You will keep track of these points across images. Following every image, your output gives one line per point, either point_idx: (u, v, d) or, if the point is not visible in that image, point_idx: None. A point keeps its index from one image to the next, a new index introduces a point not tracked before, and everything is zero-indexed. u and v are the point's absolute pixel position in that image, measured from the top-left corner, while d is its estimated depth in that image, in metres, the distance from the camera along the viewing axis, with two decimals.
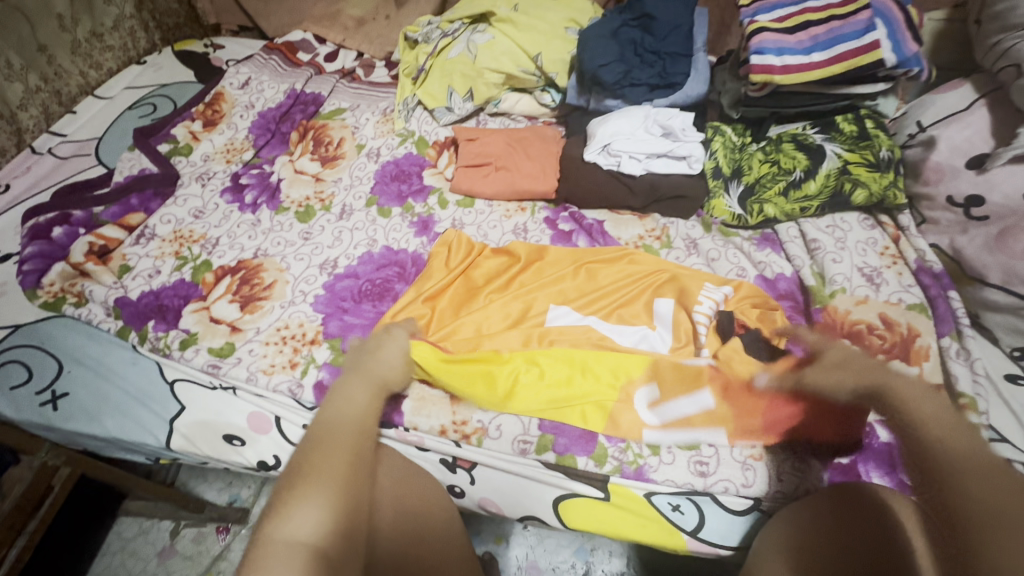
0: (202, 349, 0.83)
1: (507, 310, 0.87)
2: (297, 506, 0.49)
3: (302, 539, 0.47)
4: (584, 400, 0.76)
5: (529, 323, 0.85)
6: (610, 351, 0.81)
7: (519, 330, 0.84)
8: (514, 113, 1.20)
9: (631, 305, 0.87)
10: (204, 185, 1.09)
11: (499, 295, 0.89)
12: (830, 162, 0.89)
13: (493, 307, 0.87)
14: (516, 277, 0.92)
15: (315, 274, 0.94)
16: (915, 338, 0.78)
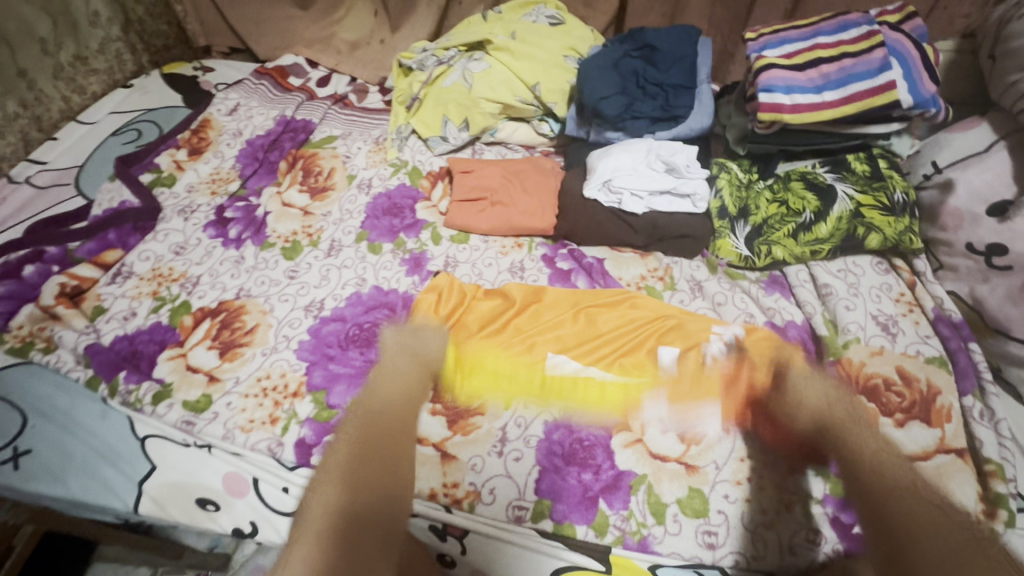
0: (176, 404, 0.78)
1: (509, 362, 0.82)
2: (330, 484, 0.66)
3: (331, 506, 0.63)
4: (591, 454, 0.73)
5: (540, 364, 0.82)
6: (615, 401, 0.78)
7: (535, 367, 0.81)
8: (511, 142, 1.17)
9: (656, 342, 0.83)
10: (187, 219, 1.04)
11: (505, 337, 0.85)
12: (841, 204, 0.85)
13: (495, 353, 0.83)
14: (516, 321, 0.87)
15: (300, 317, 0.89)
16: (935, 397, 0.73)
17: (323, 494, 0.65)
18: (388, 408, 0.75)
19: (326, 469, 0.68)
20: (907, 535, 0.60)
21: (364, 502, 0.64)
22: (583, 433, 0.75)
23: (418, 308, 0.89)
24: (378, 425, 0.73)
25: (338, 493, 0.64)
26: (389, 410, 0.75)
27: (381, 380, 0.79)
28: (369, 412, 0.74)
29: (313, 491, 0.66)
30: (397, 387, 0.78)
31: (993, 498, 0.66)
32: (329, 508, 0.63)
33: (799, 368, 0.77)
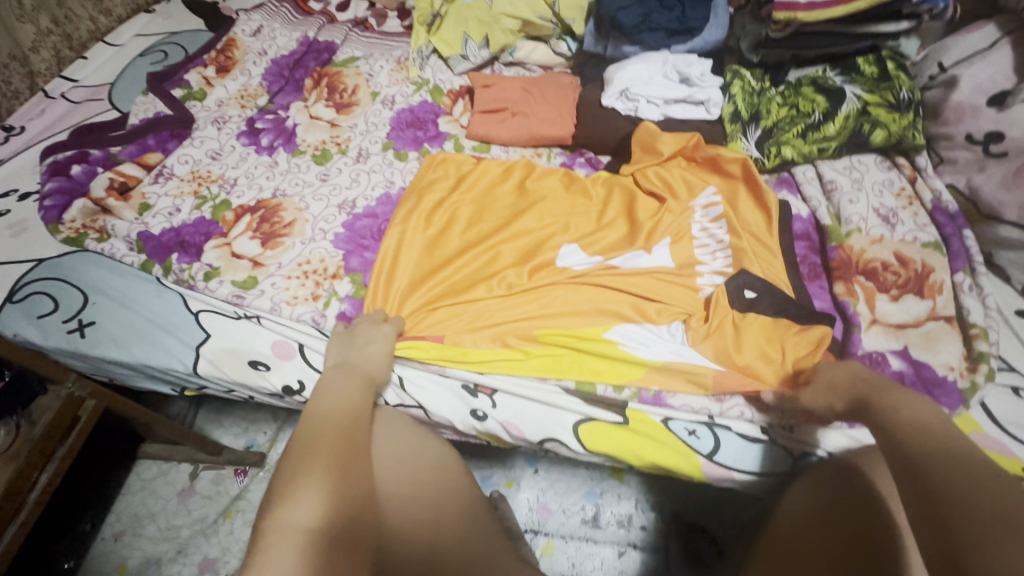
0: (225, 282, 0.85)
1: (502, 271, 0.85)
2: (301, 498, 0.51)
3: (305, 525, 0.50)
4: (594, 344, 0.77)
5: (556, 301, 0.82)
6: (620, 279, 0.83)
7: (471, 290, 0.83)
8: (529, 62, 1.21)
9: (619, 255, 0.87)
10: (220, 128, 1.09)
11: (500, 305, 0.82)
12: (849, 103, 0.89)
13: (459, 320, 0.81)
14: (468, 256, 0.87)
15: (334, 213, 0.95)
16: (929, 274, 0.79)
17: (293, 503, 0.51)
18: (347, 414, 0.62)
19: (299, 458, 0.55)
20: (935, 477, 0.45)
21: (342, 509, 0.53)
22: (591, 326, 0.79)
23: (395, 250, 0.87)
24: (324, 425, 0.60)
25: (323, 500, 0.52)
26: (347, 413, 0.63)
27: (331, 386, 0.67)
28: (319, 430, 0.59)
29: (286, 474, 0.54)
30: (347, 391, 0.66)
31: (976, 356, 0.72)
32: (304, 527, 0.49)
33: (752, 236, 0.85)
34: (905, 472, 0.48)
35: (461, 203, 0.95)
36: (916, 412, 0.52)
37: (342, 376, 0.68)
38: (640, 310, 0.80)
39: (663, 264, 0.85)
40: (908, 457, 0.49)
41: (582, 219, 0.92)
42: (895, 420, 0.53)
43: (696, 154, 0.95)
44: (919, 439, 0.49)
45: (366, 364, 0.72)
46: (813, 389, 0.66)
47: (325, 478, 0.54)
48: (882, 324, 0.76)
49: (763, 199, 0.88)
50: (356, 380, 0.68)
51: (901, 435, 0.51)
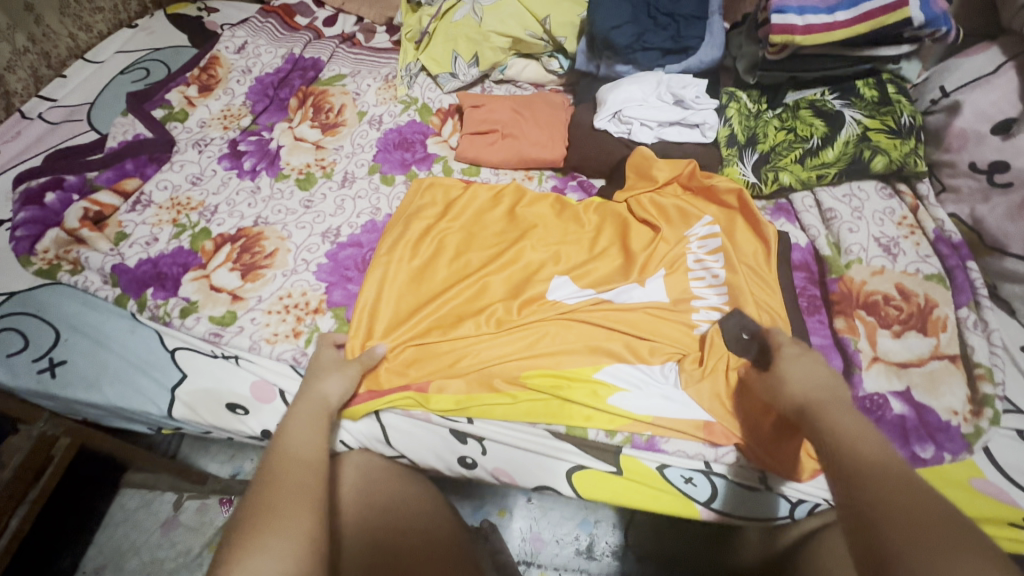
0: (202, 318, 0.82)
1: (490, 306, 0.82)
2: (259, 552, 0.47)
3: None
4: (585, 380, 0.75)
5: (546, 340, 0.79)
6: (614, 315, 0.81)
7: (458, 327, 0.80)
8: (520, 80, 1.18)
9: (614, 286, 0.84)
10: (201, 151, 1.06)
11: (487, 343, 0.79)
12: (849, 128, 0.86)
13: (444, 360, 0.78)
14: (455, 290, 0.84)
15: (318, 242, 0.92)
16: (932, 309, 0.76)
17: (248, 559, 0.47)
18: (309, 457, 0.59)
19: (258, 508, 0.51)
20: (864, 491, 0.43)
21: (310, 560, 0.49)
22: (584, 368, 0.76)
23: (379, 285, 0.84)
24: (285, 467, 0.56)
25: (287, 555, 0.48)
26: (310, 456, 0.59)
27: (291, 424, 0.63)
28: (274, 479, 0.55)
29: (238, 528, 0.50)
30: (305, 434, 0.62)
31: (981, 398, 0.70)
32: None
33: (748, 266, 0.83)
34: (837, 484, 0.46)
35: (449, 230, 0.92)
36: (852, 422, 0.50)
37: (301, 412, 0.65)
38: (632, 348, 0.78)
39: (657, 299, 0.83)
40: (840, 466, 0.47)
41: (575, 248, 0.89)
42: (830, 425, 0.51)
43: (692, 184, 0.93)
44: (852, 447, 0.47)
45: (328, 399, 0.69)
46: (770, 384, 0.64)
47: (288, 537, 0.49)
48: (884, 362, 0.73)
49: (762, 232, 0.85)
50: (312, 418, 0.64)
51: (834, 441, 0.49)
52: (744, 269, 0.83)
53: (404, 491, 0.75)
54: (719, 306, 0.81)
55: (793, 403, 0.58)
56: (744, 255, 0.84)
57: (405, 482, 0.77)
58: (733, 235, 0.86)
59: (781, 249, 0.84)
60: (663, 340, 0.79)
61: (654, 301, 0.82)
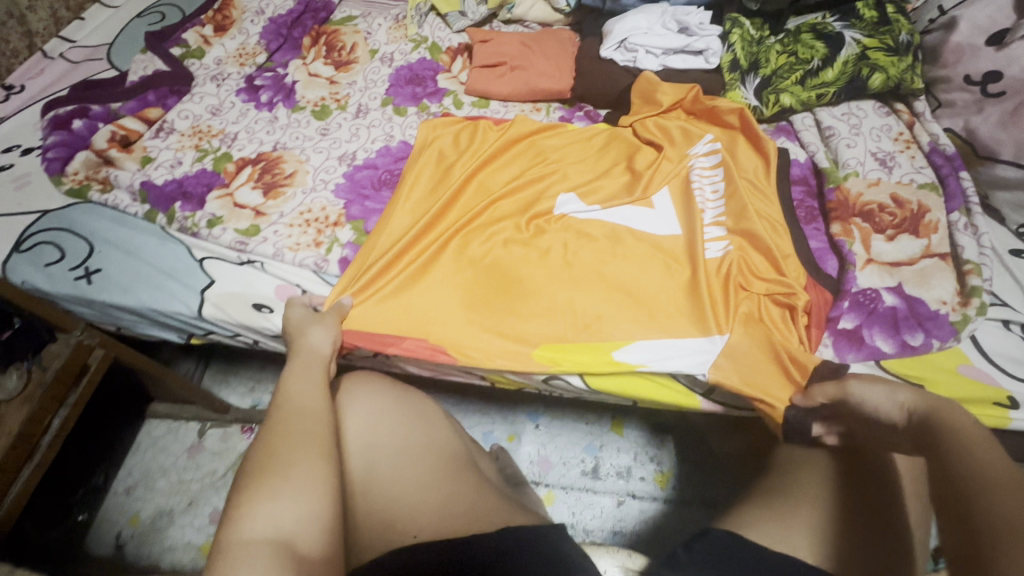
0: (228, 229, 0.86)
1: (498, 226, 0.86)
2: (266, 500, 0.52)
3: (263, 535, 0.49)
4: (582, 289, 0.79)
5: (552, 257, 0.82)
6: (622, 230, 0.84)
7: (467, 265, 0.82)
8: (527, 20, 1.20)
9: (616, 203, 0.88)
10: (219, 85, 1.09)
11: (496, 260, 0.82)
12: (848, 48, 0.89)
13: (455, 276, 0.81)
14: (466, 222, 0.86)
15: (335, 165, 0.96)
16: (925, 214, 0.80)
17: (257, 505, 0.51)
18: (311, 405, 0.61)
19: (260, 458, 0.55)
20: (984, 510, 0.44)
21: (312, 505, 0.53)
22: (591, 277, 0.80)
23: (398, 206, 0.88)
24: (284, 414, 0.60)
25: (293, 503, 0.52)
26: (308, 404, 0.61)
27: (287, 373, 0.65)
28: (276, 431, 0.57)
29: (246, 477, 0.54)
30: (310, 386, 0.64)
31: (969, 291, 0.73)
32: (267, 534, 0.50)
33: (746, 178, 0.87)
34: (949, 502, 0.47)
35: (460, 167, 0.94)
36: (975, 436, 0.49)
37: (299, 364, 0.67)
38: (636, 254, 0.82)
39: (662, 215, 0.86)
40: (951, 484, 0.47)
41: (580, 169, 0.93)
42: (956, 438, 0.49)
43: (695, 109, 0.96)
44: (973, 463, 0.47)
45: (317, 347, 0.70)
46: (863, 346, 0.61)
47: (290, 487, 0.53)
48: (877, 263, 0.77)
49: (763, 149, 0.88)
50: (309, 371, 0.66)
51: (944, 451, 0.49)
52: (746, 183, 0.86)
53: (415, 407, 0.78)
54: (720, 216, 0.84)
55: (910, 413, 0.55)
56: (744, 168, 0.88)
57: (416, 399, 0.80)
58: (737, 153, 0.90)
59: (780, 164, 0.88)
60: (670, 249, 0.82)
61: (658, 217, 0.86)
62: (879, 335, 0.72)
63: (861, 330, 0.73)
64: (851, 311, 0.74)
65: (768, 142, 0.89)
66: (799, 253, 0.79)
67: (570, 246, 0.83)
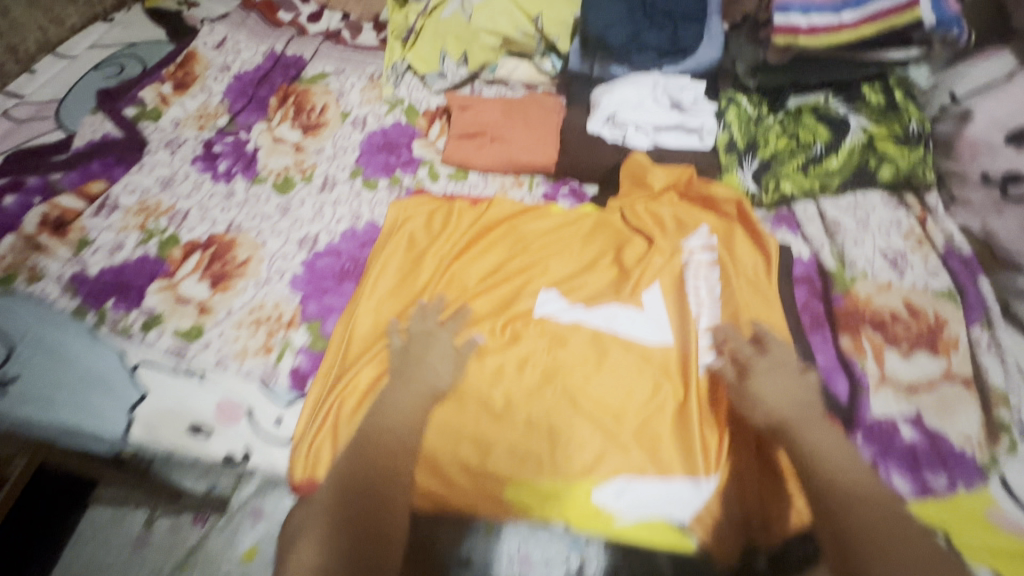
0: (166, 332, 0.77)
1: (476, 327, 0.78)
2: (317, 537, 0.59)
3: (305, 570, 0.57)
4: (557, 412, 0.70)
5: (530, 372, 0.73)
6: (609, 339, 0.76)
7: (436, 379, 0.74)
8: (512, 81, 1.11)
9: (601, 303, 0.80)
10: (173, 152, 1.00)
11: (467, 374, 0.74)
12: (853, 136, 0.83)
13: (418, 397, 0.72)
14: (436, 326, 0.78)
15: (293, 250, 0.87)
16: (943, 328, 0.72)
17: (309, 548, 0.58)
18: (393, 444, 0.65)
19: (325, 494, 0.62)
20: (849, 525, 0.57)
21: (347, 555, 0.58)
22: (571, 396, 0.71)
23: (362, 303, 0.79)
24: (378, 446, 0.64)
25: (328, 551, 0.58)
26: (386, 442, 0.65)
27: (391, 391, 0.69)
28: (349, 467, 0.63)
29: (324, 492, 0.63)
30: (396, 422, 0.67)
31: (996, 424, 0.66)
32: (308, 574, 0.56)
33: (745, 278, 0.79)
34: (820, 510, 0.60)
35: (431, 257, 0.86)
36: (830, 442, 0.64)
37: (406, 391, 0.69)
38: (623, 368, 0.73)
39: (653, 321, 0.78)
40: (819, 496, 0.60)
41: (564, 261, 0.85)
42: (808, 447, 0.63)
43: (690, 190, 0.88)
44: (825, 467, 0.61)
45: (434, 382, 0.71)
46: (741, 393, 0.69)
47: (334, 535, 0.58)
48: (892, 384, 0.69)
49: (763, 245, 0.81)
50: (410, 403, 0.68)
51: (816, 474, 0.61)
52: (743, 286, 0.78)
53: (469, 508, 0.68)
54: (712, 323, 0.76)
55: (766, 424, 0.67)
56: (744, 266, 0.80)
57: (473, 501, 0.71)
58: (736, 248, 0.82)
59: (782, 263, 0.80)
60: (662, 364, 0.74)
61: (649, 324, 0.78)
62: (897, 472, 0.64)
63: (878, 466, 0.64)
64: (865, 442, 0.66)
65: (769, 240, 0.81)
66: (805, 371, 0.71)
67: (553, 357, 0.75)
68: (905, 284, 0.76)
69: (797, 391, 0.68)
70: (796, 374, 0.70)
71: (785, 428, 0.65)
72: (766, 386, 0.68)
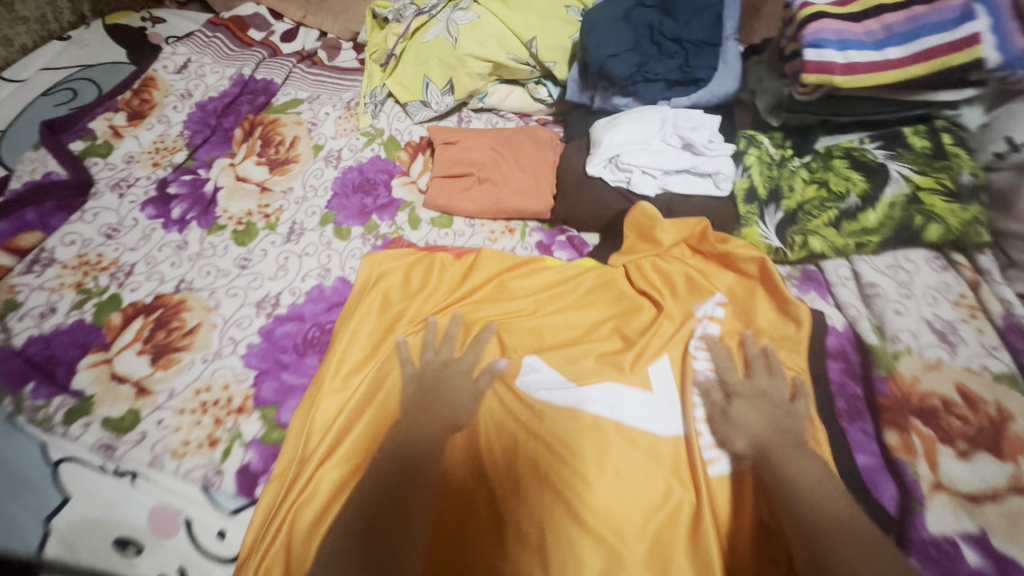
0: (93, 423, 0.66)
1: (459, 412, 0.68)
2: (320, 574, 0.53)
3: None
4: (550, 525, 0.59)
5: (522, 467, 0.62)
6: (613, 431, 0.64)
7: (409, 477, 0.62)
8: (503, 109, 1.02)
9: (606, 381, 0.68)
10: (122, 195, 0.89)
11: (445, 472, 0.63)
12: (895, 187, 0.71)
13: None
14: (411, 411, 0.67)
15: (250, 315, 0.76)
16: (1007, 423, 0.60)
17: None
18: (406, 474, 0.60)
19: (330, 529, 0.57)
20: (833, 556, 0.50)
21: None
22: (566, 505, 0.60)
23: (325, 384, 0.68)
24: (387, 475, 0.60)
25: None
26: (397, 477, 0.59)
27: (406, 426, 0.64)
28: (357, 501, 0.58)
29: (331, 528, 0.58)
30: (407, 458, 0.61)
31: None
32: None
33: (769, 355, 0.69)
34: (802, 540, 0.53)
35: (411, 326, 0.75)
36: (811, 467, 0.57)
37: (426, 426, 0.64)
38: (630, 468, 0.62)
39: (664, 408, 0.67)
40: (800, 526, 0.53)
41: (561, 329, 0.75)
42: (785, 473, 0.57)
43: (703, 246, 0.77)
44: (805, 494, 0.55)
45: (453, 418, 0.65)
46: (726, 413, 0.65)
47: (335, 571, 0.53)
48: (949, 491, 0.58)
49: (793, 316, 0.69)
50: (428, 439, 0.63)
51: (797, 507, 0.55)
52: (764, 367, 0.68)
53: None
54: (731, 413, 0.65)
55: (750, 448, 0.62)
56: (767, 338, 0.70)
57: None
58: (758, 317, 0.71)
59: (812, 337, 0.69)
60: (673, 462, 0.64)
61: (659, 410, 0.66)
62: None
63: None
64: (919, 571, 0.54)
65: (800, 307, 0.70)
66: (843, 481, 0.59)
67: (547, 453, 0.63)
68: (961, 365, 0.64)
69: (778, 409, 0.64)
70: (781, 397, 0.65)
71: (768, 453, 0.60)
72: (750, 408, 0.64)
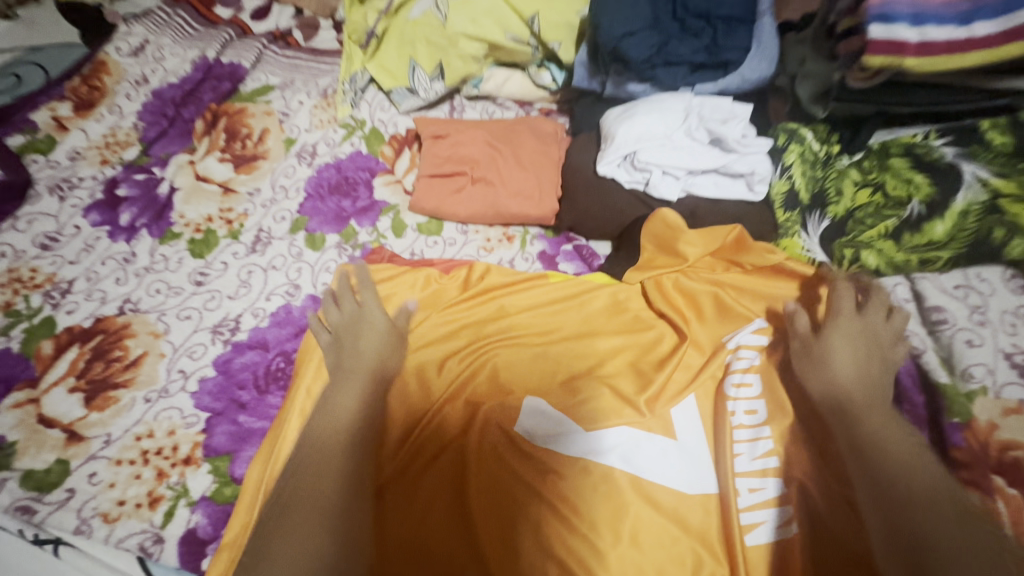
0: (10, 481, 0.55)
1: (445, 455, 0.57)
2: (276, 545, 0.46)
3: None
4: None
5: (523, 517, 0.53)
6: (631, 492, 0.53)
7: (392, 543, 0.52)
8: (500, 97, 0.90)
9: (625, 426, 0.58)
10: (63, 198, 0.78)
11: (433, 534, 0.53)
12: (968, 192, 0.56)
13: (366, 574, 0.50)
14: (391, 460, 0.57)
15: (204, 343, 0.65)
16: None
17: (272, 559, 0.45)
18: (341, 424, 0.55)
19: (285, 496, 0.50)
20: (919, 519, 0.43)
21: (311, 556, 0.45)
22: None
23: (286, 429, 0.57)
24: (324, 434, 0.54)
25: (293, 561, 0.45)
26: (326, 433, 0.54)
27: (335, 389, 0.58)
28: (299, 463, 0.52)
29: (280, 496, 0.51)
30: (338, 412, 0.56)
31: None
32: None
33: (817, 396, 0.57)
34: (882, 505, 0.45)
35: (332, 308, 0.65)
36: (892, 428, 0.49)
37: (351, 373, 0.59)
38: (651, 539, 0.51)
39: (692, 458, 0.56)
40: (881, 492, 0.46)
41: (567, 354, 0.63)
42: (863, 436, 0.49)
43: (736, 261, 0.67)
44: (885, 457, 0.47)
45: (381, 362, 0.61)
46: (810, 354, 0.57)
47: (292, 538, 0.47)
48: None
49: None
50: (357, 385, 0.58)
51: (875, 465, 0.47)
52: (810, 410, 0.56)
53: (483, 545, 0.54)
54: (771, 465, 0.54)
55: (823, 399, 0.54)
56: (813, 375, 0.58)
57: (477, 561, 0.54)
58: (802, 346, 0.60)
59: None
60: (704, 527, 0.53)
61: (687, 462, 0.56)
62: None
63: None
64: None
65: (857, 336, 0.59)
66: None
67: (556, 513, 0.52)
68: None
69: (876, 342, 0.55)
70: (884, 334, 0.56)
71: (845, 407, 0.52)
72: (846, 343, 0.55)
